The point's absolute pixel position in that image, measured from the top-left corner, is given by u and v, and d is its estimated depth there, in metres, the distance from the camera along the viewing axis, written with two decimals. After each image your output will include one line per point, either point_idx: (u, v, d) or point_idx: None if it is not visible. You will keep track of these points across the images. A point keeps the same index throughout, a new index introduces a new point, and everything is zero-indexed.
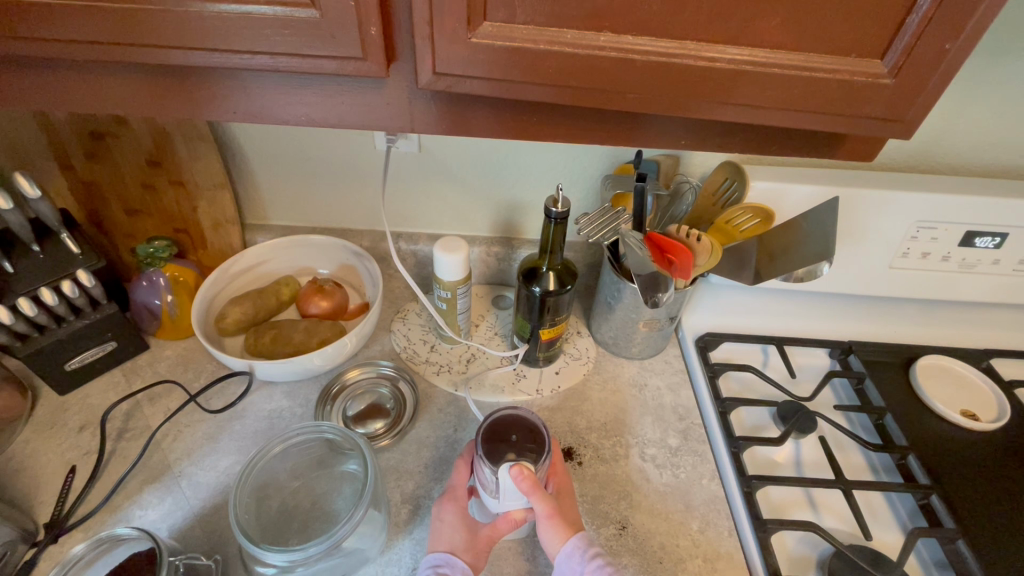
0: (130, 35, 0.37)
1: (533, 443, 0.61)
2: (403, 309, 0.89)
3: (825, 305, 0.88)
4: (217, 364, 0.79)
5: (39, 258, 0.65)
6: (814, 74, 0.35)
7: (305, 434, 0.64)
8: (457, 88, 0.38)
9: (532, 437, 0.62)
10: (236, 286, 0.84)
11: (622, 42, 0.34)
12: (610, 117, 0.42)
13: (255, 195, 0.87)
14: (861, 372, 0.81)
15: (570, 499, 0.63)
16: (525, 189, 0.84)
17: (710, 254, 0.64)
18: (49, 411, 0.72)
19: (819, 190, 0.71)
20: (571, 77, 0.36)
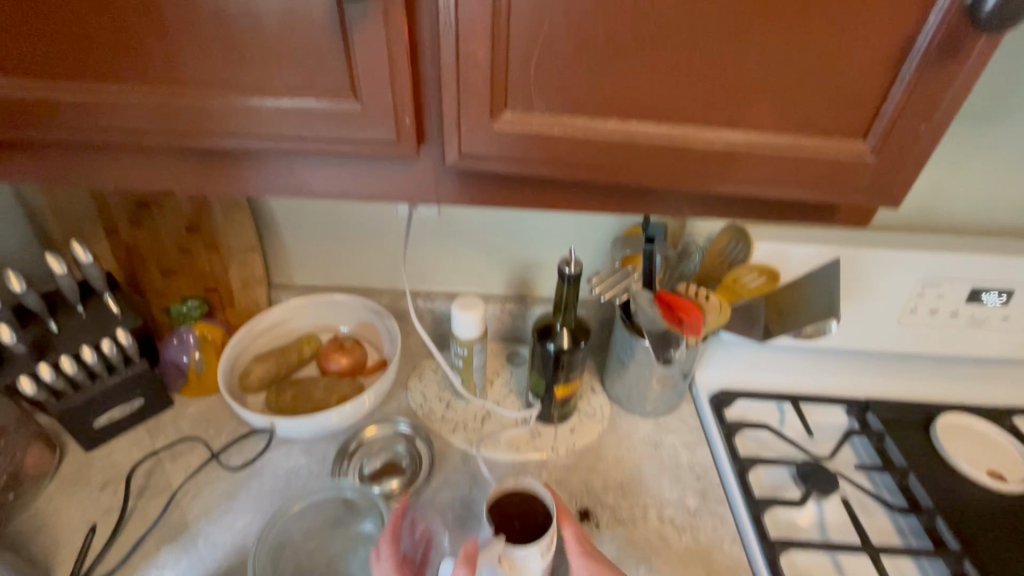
0: (193, 125, 0.42)
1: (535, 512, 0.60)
2: (420, 366, 0.90)
3: (840, 361, 0.88)
4: (238, 421, 0.81)
5: (81, 318, 0.69)
6: (799, 154, 0.39)
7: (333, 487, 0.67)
8: (480, 167, 0.42)
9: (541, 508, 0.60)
10: (260, 344, 0.87)
11: (627, 127, 0.39)
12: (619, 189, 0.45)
13: (283, 256, 0.92)
14: (881, 431, 0.80)
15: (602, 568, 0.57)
16: (538, 250, 0.88)
17: (719, 313, 0.67)
18: (74, 468, 0.74)
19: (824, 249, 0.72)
20: (582, 158, 0.40)
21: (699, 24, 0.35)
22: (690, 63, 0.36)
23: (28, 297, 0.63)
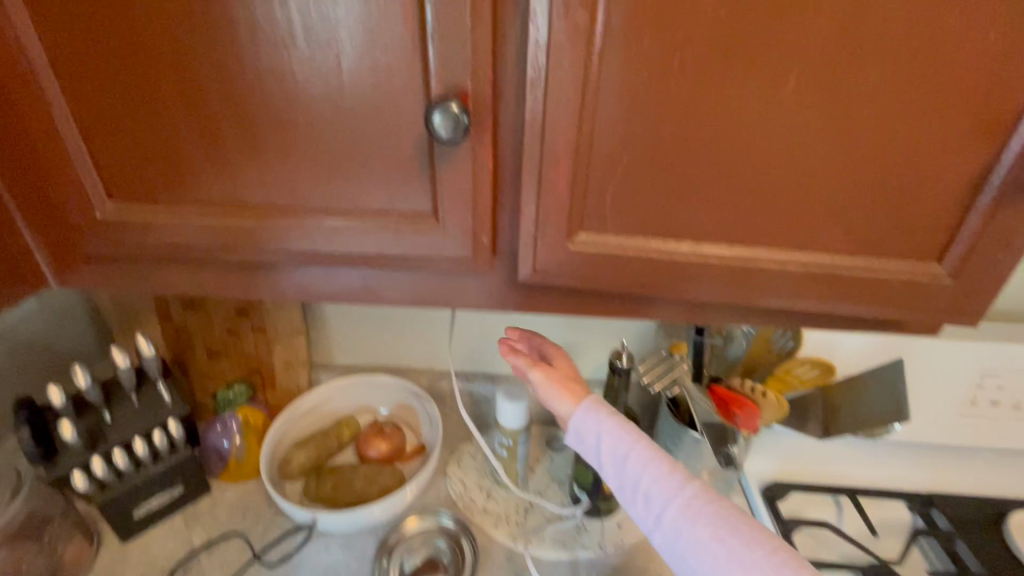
0: (277, 240, 0.44)
1: None
2: (458, 450, 0.88)
3: (896, 451, 0.84)
4: (275, 510, 0.79)
5: (134, 406, 0.70)
6: (886, 275, 0.39)
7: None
8: (553, 282, 0.43)
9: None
10: (301, 427, 0.87)
11: (702, 248, 0.40)
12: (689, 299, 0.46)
13: (325, 336, 0.93)
14: (949, 532, 0.76)
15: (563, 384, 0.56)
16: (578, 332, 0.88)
17: (776, 410, 0.66)
18: (110, 561, 0.72)
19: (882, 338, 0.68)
20: (655, 275, 0.41)
21: (783, 160, 0.36)
22: (770, 193, 0.38)
23: (90, 389, 0.65)
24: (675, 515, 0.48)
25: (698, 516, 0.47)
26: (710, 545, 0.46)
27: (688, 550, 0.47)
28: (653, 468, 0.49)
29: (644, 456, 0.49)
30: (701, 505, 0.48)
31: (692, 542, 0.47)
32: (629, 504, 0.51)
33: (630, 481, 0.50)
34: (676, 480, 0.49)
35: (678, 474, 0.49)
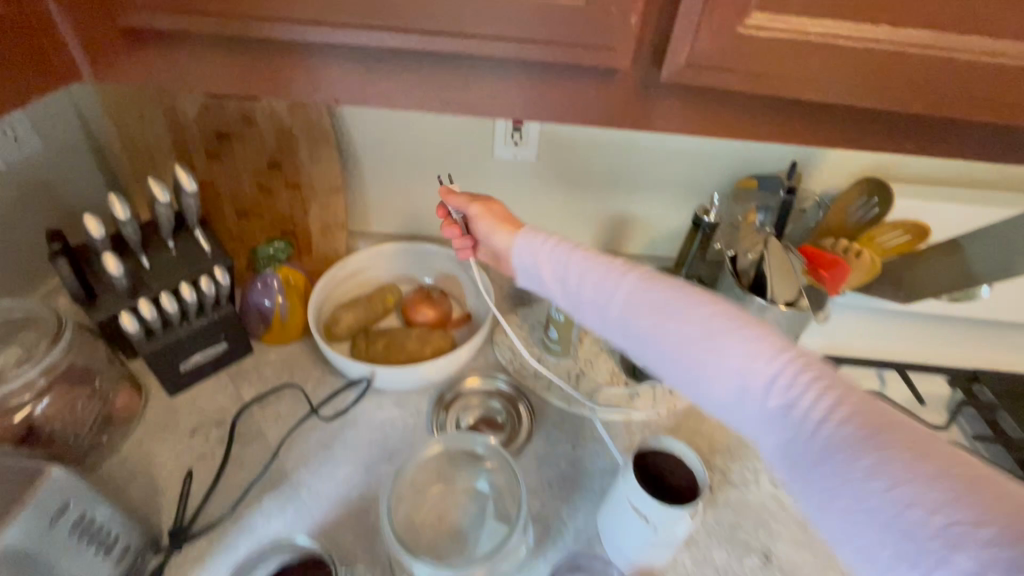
0: (372, 17, 0.36)
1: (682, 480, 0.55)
2: (503, 321, 0.87)
3: (947, 331, 0.84)
4: (323, 371, 0.77)
5: (172, 254, 0.64)
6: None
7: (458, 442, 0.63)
8: (703, 82, 0.36)
9: (684, 469, 0.56)
10: (343, 291, 0.83)
11: (897, 35, 0.34)
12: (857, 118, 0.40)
13: (362, 200, 0.87)
14: (993, 403, 0.77)
15: (493, 210, 0.58)
16: (637, 201, 0.83)
17: (866, 271, 0.62)
18: (160, 412, 0.70)
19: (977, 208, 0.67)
20: (828, 72, 0.35)
21: None
22: None
23: (127, 227, 0.58)
24: (662, 317, 0.46)
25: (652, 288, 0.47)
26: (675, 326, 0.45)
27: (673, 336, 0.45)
28: (602, 271, 0.49)
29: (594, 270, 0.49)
30: (665, 317, 0.46)
31: (673, 341, 0.45)
32: (604, 328, 0.50)
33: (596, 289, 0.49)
34: (633, 280, 0.48)
35: (635, 273, 0.49)
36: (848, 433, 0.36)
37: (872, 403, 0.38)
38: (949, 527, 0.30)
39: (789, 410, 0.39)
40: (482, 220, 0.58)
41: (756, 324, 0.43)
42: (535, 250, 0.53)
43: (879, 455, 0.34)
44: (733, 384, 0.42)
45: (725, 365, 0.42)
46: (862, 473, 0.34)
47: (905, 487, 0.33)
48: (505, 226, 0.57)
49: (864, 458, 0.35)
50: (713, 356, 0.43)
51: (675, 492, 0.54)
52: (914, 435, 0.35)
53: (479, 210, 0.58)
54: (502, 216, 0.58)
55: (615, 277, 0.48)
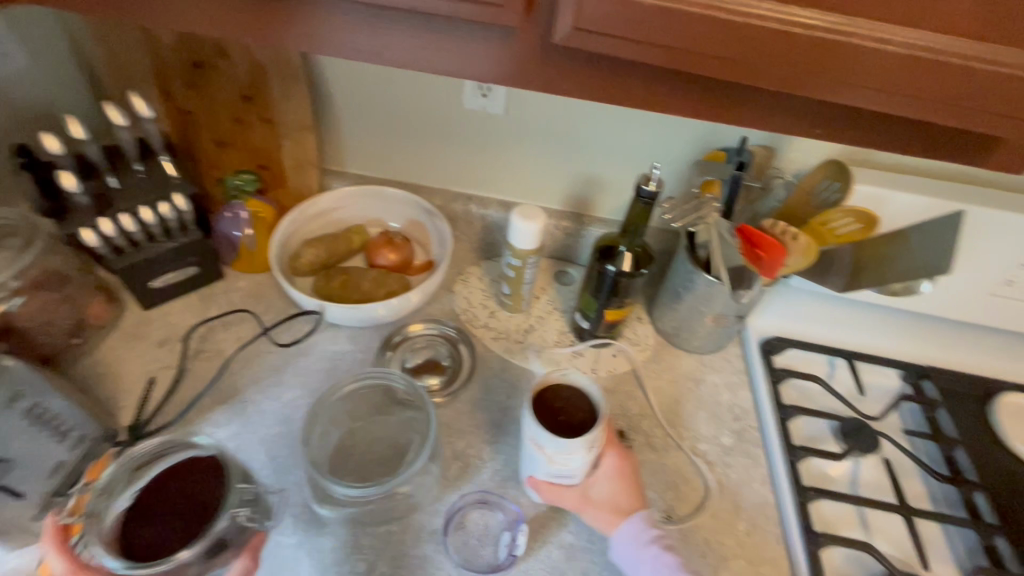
0: None
1: (586, 414, 0.58)
2: (466, 273, 0.90)
3: (908, 325, 0.83)
4: (286, 301, 0.81)
5: (140, 177, 0.69)
6: (1017, 70, 0.32)
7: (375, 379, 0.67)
8: (595, 47, 0.36)
9: (586, 405, 0.59)
10: (312, 228, 0.86)
11: (786, 13, 0.32)
12: (765, 100, 0.39)
13: (337, 141, 0.89)
14: (935, 399, 0.76)
15: (623, 481, 0.63)
16: (606, 165, 0.82)
17: (804, 256, 0.63)
18: (133, 323, 0.76)
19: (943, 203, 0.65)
20: (719, 48, 0.34)
21: None
22: None
23: (88, 146, 0.62)
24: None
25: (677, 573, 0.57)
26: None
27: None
28: None
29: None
30: None
31: None
32: None
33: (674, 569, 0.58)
34: None
35: None
36: None
37: None
38: None
39: None
40: (591, 513, 0.61)
41: None
42: (625, 547, 0.60)
43: None
44: None
45: None
46: None
47: None
48: (611, 512, 0.62)
49: None
50: None
51: (573, 426, 0.57)
52: None
53: (613, 469, 0.63)
54: (612, 502, 0.62)
55: None
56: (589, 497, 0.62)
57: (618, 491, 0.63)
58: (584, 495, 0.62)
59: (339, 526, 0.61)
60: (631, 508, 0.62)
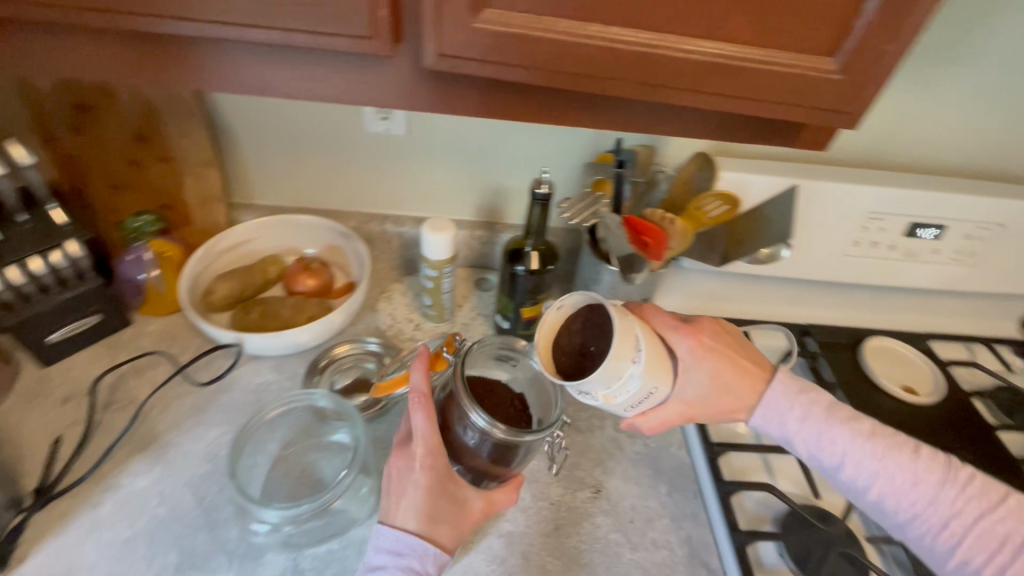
0: (152, 7, 0.40)
1: (599, 318, 0.53)
2: (388, 290, 0.92)
3: (787, 291, 0.94)
4: (202, 339, 0.80)
5: (26, 227, 0.66)
6: (794, 67, 0.40)
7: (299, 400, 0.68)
8: (458, 69, 0.41)
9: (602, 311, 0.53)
10: (224, 262, 0.85)
11: (607, 32, 0.39)
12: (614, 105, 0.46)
13: (243, 174, 0.89)
14: (815, 352, 0.88)
15: (716, 354, 0.57)
16: (509, 174, 0.88)
17: (682, 238, 0.72)
18: (32, 382, 0.72)
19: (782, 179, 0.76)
20: (560, 63, 0.40)
21: None
22: None
23: None
24: (864, 443, 0.56)
25: (830, 423, 0.57)
26: (894, 453, 0.55)
27: (879, 448, 0.56)
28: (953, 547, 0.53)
29: (819, 460, 0.58)
30: (896, 460, 0.55)
31: (893, 494, 0.55)
32: (908, 505, 0.55)
33: (833, 414, 0.57)
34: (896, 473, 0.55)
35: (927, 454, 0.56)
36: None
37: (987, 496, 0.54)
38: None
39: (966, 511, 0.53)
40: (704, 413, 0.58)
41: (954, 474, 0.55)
42: (775, 426, 0.59)
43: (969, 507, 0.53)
44: (933, 510, 0.54)
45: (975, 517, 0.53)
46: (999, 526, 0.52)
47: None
48: (727, 395, 0.58)
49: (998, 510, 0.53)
50: (926, 505, 0.54)
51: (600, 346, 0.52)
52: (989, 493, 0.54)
53: (694, 351, 0.56)
54: (720, 384, 0.57)
55: (864, 458, 0.56)
56: (695, 402, 0.57)
57: (712, 372, 0.57)
58: (689, 402, 0.57)
59: (278, 554, 0.61)
60: (758, 388, 0.59)
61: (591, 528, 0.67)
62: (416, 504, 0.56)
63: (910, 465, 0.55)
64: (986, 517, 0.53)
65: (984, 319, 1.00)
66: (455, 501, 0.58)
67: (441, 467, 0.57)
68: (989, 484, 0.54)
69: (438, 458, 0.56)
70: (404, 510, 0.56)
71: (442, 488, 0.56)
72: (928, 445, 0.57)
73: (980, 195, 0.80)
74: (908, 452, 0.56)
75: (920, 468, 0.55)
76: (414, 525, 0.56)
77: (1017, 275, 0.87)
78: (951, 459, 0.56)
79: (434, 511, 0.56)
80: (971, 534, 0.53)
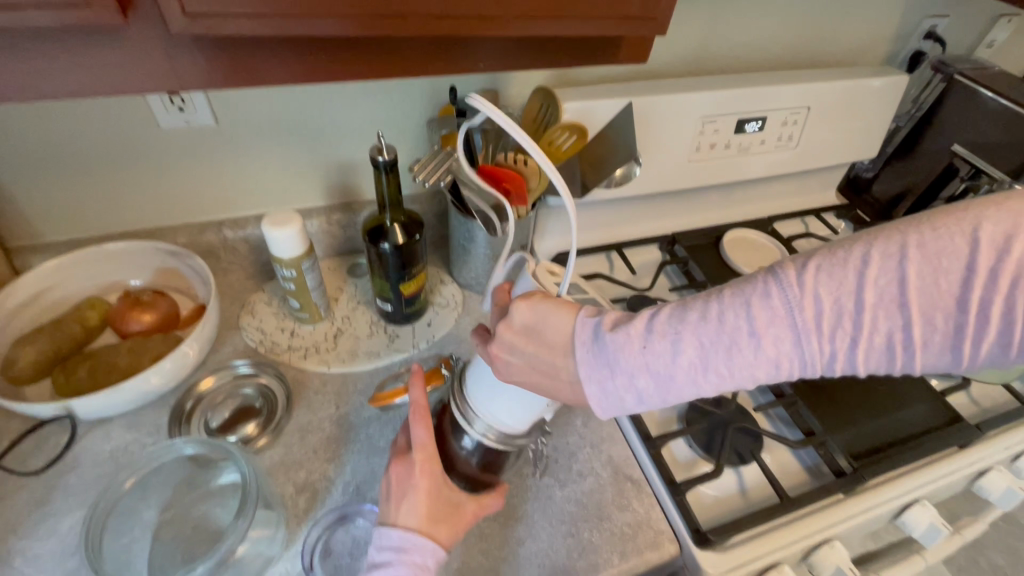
0: None
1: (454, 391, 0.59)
2: (249, 302, 0.82)
3: (651, 206, 0.99)
4: (23, 419, 0.66)
5: None
6: None
7: (159, 457, 0.60)
8: (222, 30, 0.35)
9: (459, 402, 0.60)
10: (21, 323, 0.70)
11: None
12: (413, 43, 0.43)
13: (14, 211, 0.71)
14: (685, 257, 0.94)
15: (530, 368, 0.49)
16: (351, 146, 0.79)
17: (539, 176, 0.71)
18: None
19: (619, 98, 0.77)
20: (343, 4, 0.36)
21: None
22: None
23: None
24: (703, 371, 0.44)
25: (659, 375, 0.45)
26: (736, 355, 0.43)
27: (720, 358, 0.43)
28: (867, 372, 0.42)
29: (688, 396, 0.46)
30: (733, 352, 0.43)
31: (773, 375, 0.44)
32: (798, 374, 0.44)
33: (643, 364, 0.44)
34: (745, 365, 0.43)
35: (748, 318, 0.43)
36: (907, 312, 0.40)
37: (841, 306, 0.41)
38: (924, 314, 0.40)
39: (842, 340, 0.41)
40: None
41: (799, 316, 0.42)
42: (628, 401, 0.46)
43: (840, 334, 0.41)
44: (810, 366, 0.43)
45: (858, 337, 0.41)
46: (880, 324, 0.41)
47: (918, 314, 0.40)
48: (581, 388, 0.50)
49: (866, 315, 0.41)
50: (802, 366, 0.43)
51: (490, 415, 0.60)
52: (833, 296, 0.41)
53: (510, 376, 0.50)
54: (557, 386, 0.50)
55: (718, 368, 0.44)
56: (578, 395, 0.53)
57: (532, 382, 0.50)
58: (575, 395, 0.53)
59: None
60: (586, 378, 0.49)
61: (520, 481, 0.67)
62: (415, 506, 0.54)
63: (759, 354, 0.43)
64: (857, 334, 0.41)
65: (811, 193, 1.13)
66: (450, 506, 0.56)
67: (438, 470, 0.56)
68: (836, 283, 0.41)
69: (437, 465, 0.56)
70: (405, 510, 0.54)
71: (438, 496, 0.55)
72: (754, 302, 0.43)
73: (788, 82, 0.88)
74: (748, 339, 0.42)
75: (767, 348, 0.42)
76: (414, 524, 0.53)
77: (828, 149, 0.99)
78: (788, 294, 0.42)
79: (435, 511, 0.54)
80: (860, 360, 0.42)
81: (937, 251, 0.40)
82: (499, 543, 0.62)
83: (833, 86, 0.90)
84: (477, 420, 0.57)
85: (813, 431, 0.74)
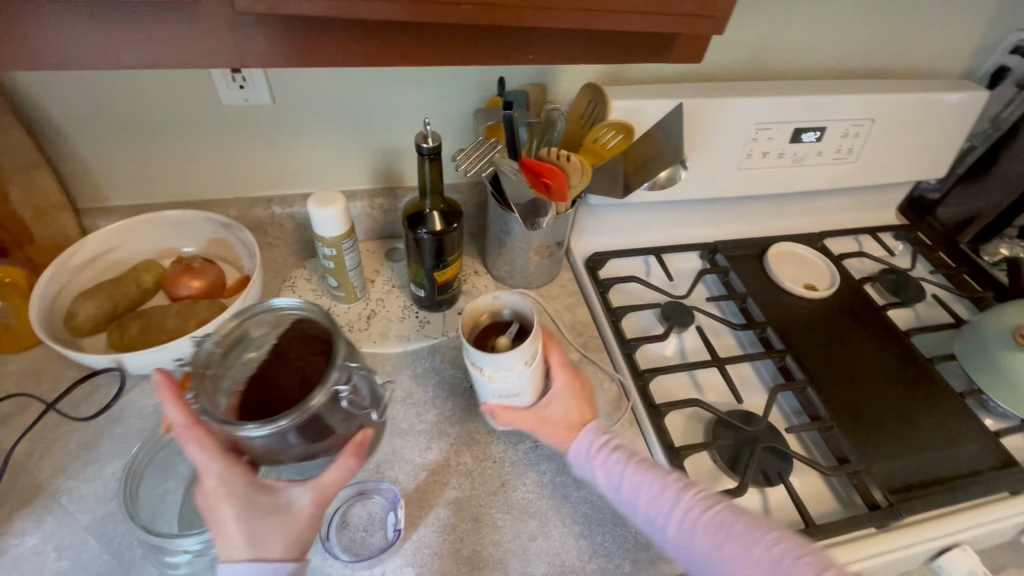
0: None
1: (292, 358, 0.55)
2: (290, 277, 0.85)
3: (693, 212, 0.97)
4: (78, 368, 0.70)
5: None
6: None
7: None
8: (282, 9, 0.36)
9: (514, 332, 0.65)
10: (83, 280, 0.75)
11: None
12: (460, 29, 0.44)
13: (87, 175, 0.76)
14: (726, 267, 0.91)
15: (577, 399, 0.67)
16: (398, 133, 0.81)
17: (581, 174, 0.69)
18: None
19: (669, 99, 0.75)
20: None
21: None
22: None
23: None
24: (642, 484, 0.61)
25: (629, 466, 0.62)
26: (653, 498, 0.60)
27: (709, 562, 0.56)
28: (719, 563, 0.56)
29: (608, 485, 0.63)
30: (658, 491, 0.60)
31: (670, 528, 0.58)
32: (670, 540, 0.58)
33: (649, 512, 0.60)
34: (665, 495, 0.59)
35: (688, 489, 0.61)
36: (777, 560, 0.54)
37: (738, 522, 0.57)
38: (795, 560, 0.54)
39: (718, 531, 0.57)
40: (546, 433, 0.65)
41: (721, 507, 0.59)
42: (586, 462, 0.63)
43: (728, 531, 0.57)
44: (687, 533, 0.58)
45: (733, 545, 0.56)
46: (751, 544, 0.55)
47: (778, 560, 0.54)
48: (566, 430, 0.65)
49: (735, 527, 0.57)
50: (687, 529, 0.58)
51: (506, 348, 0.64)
52: (746, 520, 0.57)
53: (564, 385, 0.67)
54: (566, 422, 0.66)
55: (654, 485, 0.60)
56: (546, 420, 0.66)
57: (569, 410, 0.66)
58: (541, 418, 0.66)
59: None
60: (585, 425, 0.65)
61: (537, 476, 0.67)
62: (236, 532, 0.47)
63: (673, 511, 0.59)
64: (718, 516, 0.58)
65: (868, 210, 1.08)
66: (275, 510, 0.49)
67: (239, 489, 0.49)
68: (750, 533, 0.56)
69: (239, 480, 0.49)
70: (228, 542, 0.47)
71: (255, 506, 0.49)
72: (717, 508, 0.59)
73: (851, 92, 0.83)
74: (689, 507, 0.59)
75: (672, 494, 0.60)
76: (243, 554, 0.47)
77: (891, 165, 0.94)
78: (733, 513, 0.58)
79: (255, 533, 0.48)
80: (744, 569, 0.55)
81: (792, 542, 0.56)
82: (510, 536, 0.62)
83: (902, 98, 0.85)
84: (246, 430, 0.47)
85: (847, 459, 0.71)
